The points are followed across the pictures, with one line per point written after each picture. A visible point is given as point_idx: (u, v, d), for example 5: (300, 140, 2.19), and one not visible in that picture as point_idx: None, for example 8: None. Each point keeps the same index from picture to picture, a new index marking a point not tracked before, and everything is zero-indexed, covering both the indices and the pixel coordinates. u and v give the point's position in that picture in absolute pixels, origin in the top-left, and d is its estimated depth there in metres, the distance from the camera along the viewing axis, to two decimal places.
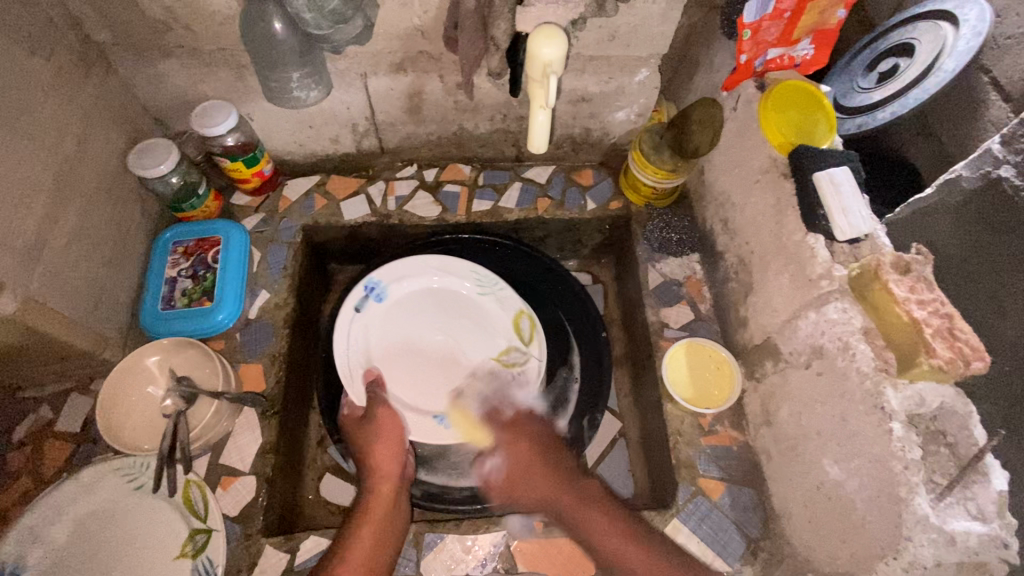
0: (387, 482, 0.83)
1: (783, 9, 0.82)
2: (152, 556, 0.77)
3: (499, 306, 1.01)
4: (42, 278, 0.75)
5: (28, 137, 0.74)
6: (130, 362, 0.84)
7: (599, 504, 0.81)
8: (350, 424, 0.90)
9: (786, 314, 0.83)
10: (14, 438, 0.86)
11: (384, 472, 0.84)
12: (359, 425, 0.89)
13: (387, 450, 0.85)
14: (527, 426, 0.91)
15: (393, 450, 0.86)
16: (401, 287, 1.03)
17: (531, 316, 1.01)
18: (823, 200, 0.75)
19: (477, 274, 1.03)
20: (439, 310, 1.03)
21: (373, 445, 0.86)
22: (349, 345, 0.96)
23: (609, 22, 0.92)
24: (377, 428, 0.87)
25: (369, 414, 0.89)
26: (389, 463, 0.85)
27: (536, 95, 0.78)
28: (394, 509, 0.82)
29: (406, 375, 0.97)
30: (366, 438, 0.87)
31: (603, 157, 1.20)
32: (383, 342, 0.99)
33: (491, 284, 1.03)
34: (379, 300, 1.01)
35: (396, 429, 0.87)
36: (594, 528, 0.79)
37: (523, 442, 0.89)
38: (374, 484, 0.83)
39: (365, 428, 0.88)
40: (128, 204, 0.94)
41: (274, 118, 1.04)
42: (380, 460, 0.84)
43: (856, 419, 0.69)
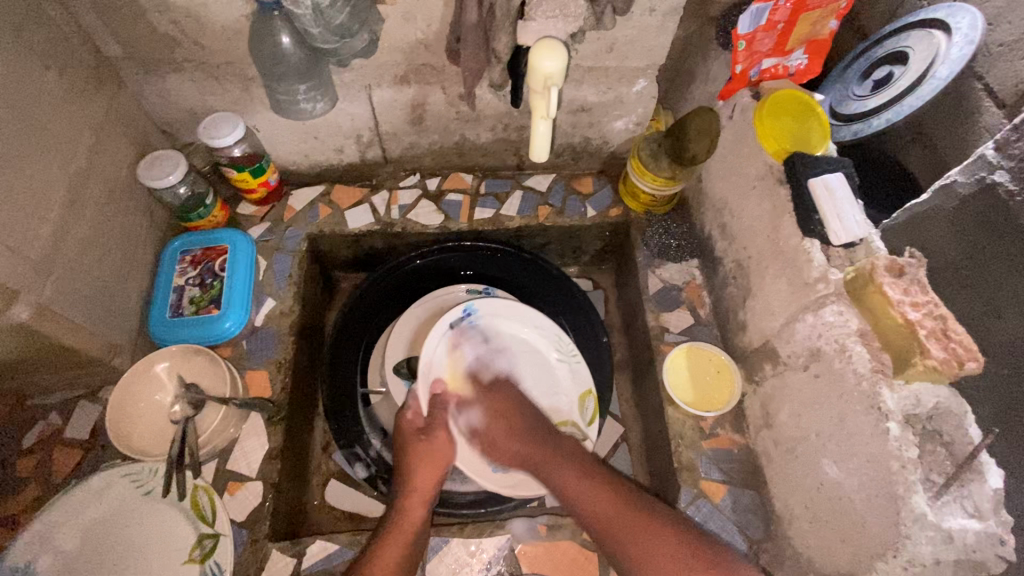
0: (420, 506, 0.83)
1: (777, 20, 0.84)
2: (161, 561, 0.78)
3: (569, 380, 0.99)
4: (54, 287, 0.77)
5: (43, 149, 0.76)
6: (140, 367, 0.86)
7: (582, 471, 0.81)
8: (404, 431, 0.89)
9: (784, 318, 0.85)
10: (24, 445, 0.87)
11: (420, 495, 0.83)
12: (414, 437, 0.88)
13: (428, 474, 0.85)
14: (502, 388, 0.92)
15: (436, 473, 0.85)
16: (496, 320, 0.98)
17: (595, 400, 0.99)
18: (818, 205, 0.78)
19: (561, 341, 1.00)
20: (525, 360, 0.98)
21: (418, 464, 0.85)
22: (437, 356, 0.92)
23: (607, 34, 0.94)
24: (429, 445, 0.86)
25: (430, 430, 0.88)
26: (427, 484, 0.84)
27: (537, 106, 0.81)
28: (422, 534, 0.81)
29: (469, 401, 0.93)
30: (412, 453, 0.86)
31: (602, 166, 1.22)
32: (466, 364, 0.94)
33: (570, 354, 1.01)
34: (473, 324, 0.97)
35: (447, 454, 0.87)
36: (592, 502, 0.78)
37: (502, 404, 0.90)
38: (407, 505, 0.82)
39: (419, 445, 0.86)
40: (138, 214, 0.96)
41: (280, 129, 1.06)
42: (421, 481, 0.84)
43: (854, 419, 0.71)
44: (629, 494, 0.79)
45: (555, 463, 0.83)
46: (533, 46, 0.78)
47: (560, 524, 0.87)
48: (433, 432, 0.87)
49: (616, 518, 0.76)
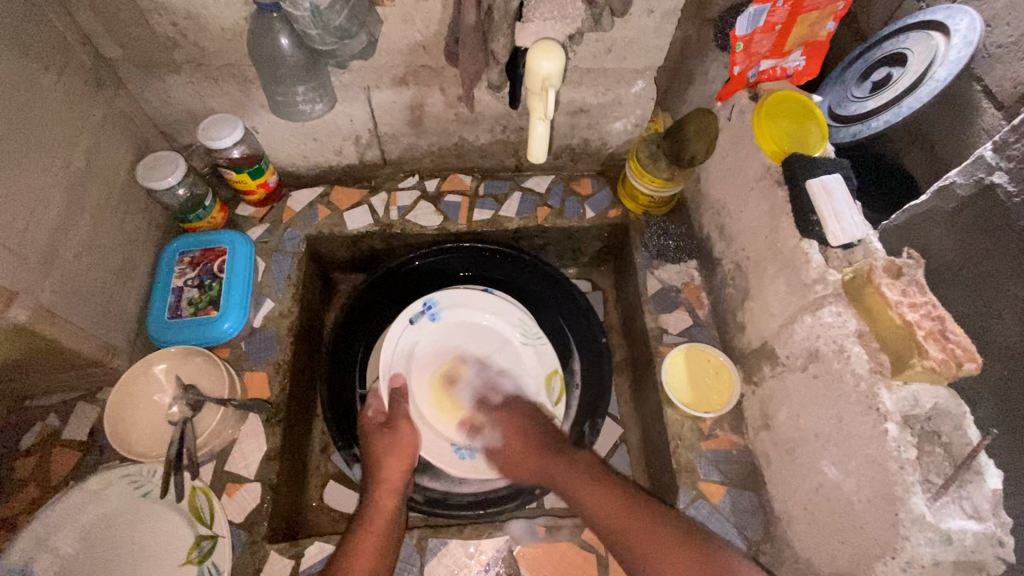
0: (390, 496, 0.83)
1: (775, 21, 0.84)
2: (158, 563, 0.78)
3: (536, 363, 1.04)
4: (53, 288, 0.77)
5: (42, 151, 0.76)
6: (138, 369, 0.86)
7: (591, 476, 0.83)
8: (368, 428, 0.92)
9: (782, 319, 0.85)
10: (22, 446, 0.87)
11: (390, 484, 0.84)
12: (378, 430, 0.91)
13: (395, 465, 0.86)
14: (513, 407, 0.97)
15: (404, 463, 0.87)
16: (454, 314, 1.06)
17: (562, 380, 1.03)
18: (817, 206, 0.77)
19: (524, 325, 1.06)
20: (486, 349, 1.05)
21: (386, 454, 0.87)
22: (396, 353, 1.01)
23: (605, 36, 0.95)
24: (393, 436, 0.90)
25: (392, 421, 0.92)
26: (397, 476, 0.85)
27: (536, 106, 0.80)
28: (395, 521, 0.80)
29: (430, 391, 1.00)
30: (379, 444, 0.89)
31: (601, 167, 1.22)
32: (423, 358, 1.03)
33: (535, 338, 1.05)
34: (434, 318, 1.05)
35: (412, 441, 0.90)
36: (602, 504, 0.78)
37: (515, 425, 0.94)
38: (377, 496, 0.82)
39: (384, 437, 0.90)
40: (137, 215, 0.96)
41: (278, 131, 1.06)
42: (388, 472, 0.85)
43: (852, 421, 0.71)
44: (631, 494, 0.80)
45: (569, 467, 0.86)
46: (531, 47, 0.78)
47: (559, 525, 0.87)
48: (397, 423, 0.91)
49: (624, 517, 0.76)
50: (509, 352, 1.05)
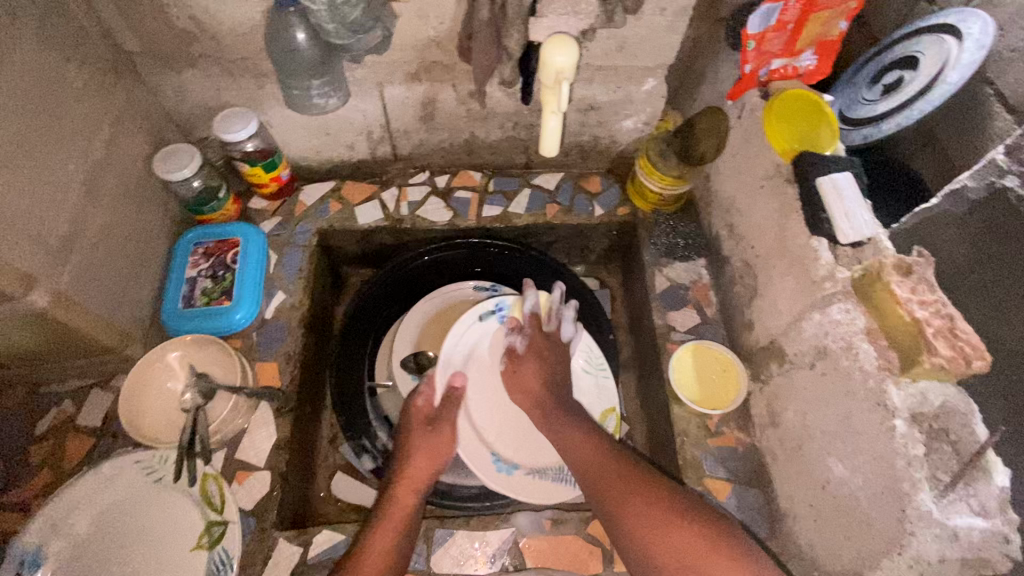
0: (411, 493, 0.83)
1: (787, 20, 0.85)
2: (170, 548, 0.79)
3: (596, 394, 1.00)
4: (71, 275, 0.78)
5: (62, 140, 0.78)
6: (153, 357, 0.87)
7: (583, 448, 0.82)
8: (412, 417, 0.91)
9: (790, 316, 0.85)
10: (38, 432, 0.89)
11: (415, 482, 0.84)
12: (421, 425, 0.89)
13: (423, 463, 0.85)
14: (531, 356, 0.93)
15: (432, 464, 0.86)
16: None
17: (618, 419, 0.99)
18: (827, 204, 0.77)
19: (590, 352, 1.02)
20: None
21: (416, 452, 0.86)
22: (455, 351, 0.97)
23: (617, 33, 0.95)
24: (435, 436, 0.88)
25: (437, 420, 0.89)
26: (420, 471, 0.85)
27: (548, 100, 0.80)
28: (414, 522, 0.81)
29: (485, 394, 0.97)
30: (417, 441, 0.88)
31: (611, 165, 1.23)
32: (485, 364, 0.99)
33: (598, 368, 1.02)
34: (501, 321, 1.00)
35: (447, 448, 0.87)
36: (593, 467, 0.80)
37: (525, 373, 0.92)
38: (400, 492, 0.83)
39: (423, 434, 0.88)
40: (153, 206, 0.97)
41: (292, 125, 1.07)
42: (415, 470, 0.85)
43: (860, 417, 0.71)
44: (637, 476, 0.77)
45: (564, 432, 0.85)
46: (543, 42, 0.79)
47: (565, 518, 0.88)
48: (440, 423, 0.89)
49: (615, 489, 0.77)
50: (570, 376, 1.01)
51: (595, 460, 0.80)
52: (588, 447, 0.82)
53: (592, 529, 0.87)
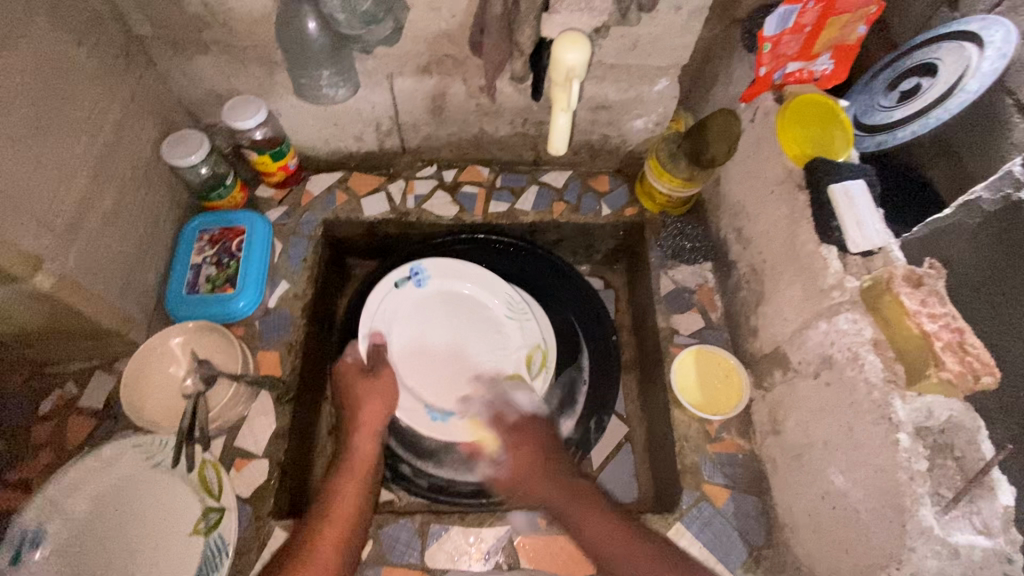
0: (371, 439, 0.86)
1: (804, 23, 0.84)
2: (168, 532, 0.80)
3: (522, 335, 1.05)
4: (77, 257, 0.78)
5: (72, 123, 0.77)
6: (156, 341, 0.88)
7: (596, 508, 0.79)
8: (347, 372, 0.94)
9: (796, 324, 0.84)
10: (41, 411, 0.90)
11: (371, 425, 0.87)
12: (358, 375, 0.93)
13: (376, 408, 0.89)
14: (534, 426, 0.92)
15: (385, 405, 0.90)
16: (440, 278, 1.09)
17: (544, 355, 1.04)
18: (838, 211, 0.76)
19: (510, 299, 1.08)
20: (461, 317, 1.08)
21: (367, 397, 0.90)
22: (377, 310, 1.03)
23: (631, 32, 0.94)
24: (376, 381, 0.92)
25: (375, 369, 0.94)
26: (377, 416, 0.88)
27: (558, 97, 0.79)
28: (375, 462, 0.85)
29: (416, 359, 1.03)
30: (362, 390, 0.91)
31: (619, 164, 1.22)
32: (404, 331, 1.05)
33: (521, 314, 1.07)
34: (421, 284, 1.08)
35: (394, 387, 0.93)
36: (593, 529, 0.77)
37: (528, 447, 0.90)
38: (358, 438, 0.85)
39: (365, 380, 0.92)
40: (160, 191, 0.97)
41: (302, 114, 1.07)
42: (368, 415, 0.88)
43: (863, 430, 0.70)
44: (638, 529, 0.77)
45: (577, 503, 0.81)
46: (556, 37, 0.77)
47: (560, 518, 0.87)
48: (380, 370, 0.93)
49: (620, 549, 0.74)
50: (488, 321, 1.07)
51: (590, 519, 0.78)
52: (590, 514, 0.79)
53: None
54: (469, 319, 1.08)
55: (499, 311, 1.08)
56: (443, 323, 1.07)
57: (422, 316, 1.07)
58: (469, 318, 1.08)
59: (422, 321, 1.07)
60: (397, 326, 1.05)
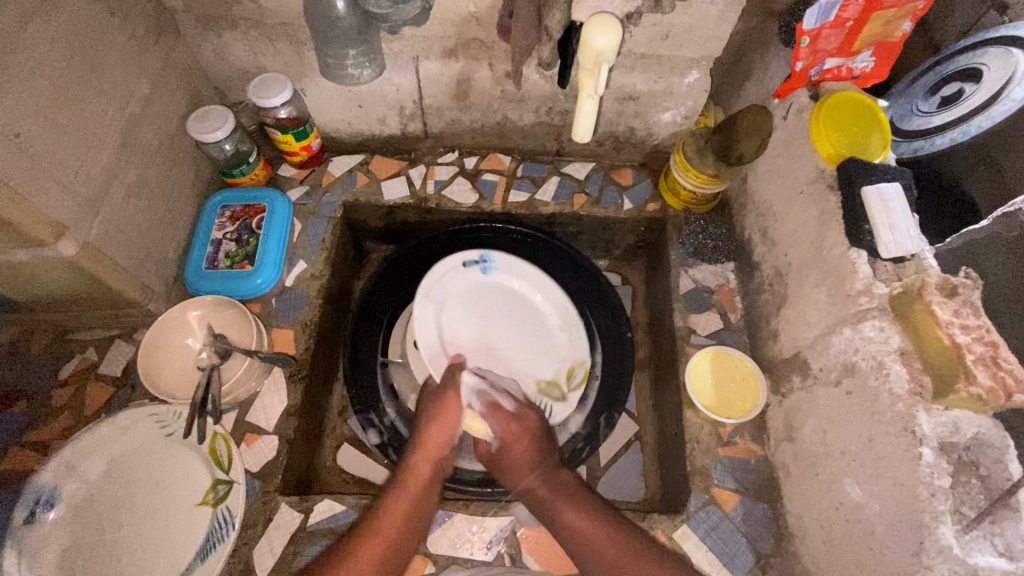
0: (427, 465, 0.80)
1: (846, 17, 0.81)
2: (177, 500, 0.82)
3: (569, 346, 1.05)
4: (101, 226, 0.79)
5: (101, 93, 0.78)
6: (173, 313, 0.88)
7: (579, 503, 0.76)
8: (428, 394, 0.88)
9: (819, 330, 0.81)
10: (61, 375, 0.92)
11: (432, 452, 0.81)
12: (433, 393, 0.88)
13: (441, 433, 0.82)
14: (531, 414, 0.86)
15: (447, 432, 0.83)
16: (499, 275, 1.07)
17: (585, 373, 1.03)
18: (871, 214, 0.74)
19: (568, 315, 1.06)
20: (514, 313, 1.06)
21: (432, 420, 0.83)
22: (440, 278, 1.01)
23: (664, 20, 0.91)
24: (446, 403, 0.84)
25: (445, 390, 0.87)
26: (440, 442, 0.82)
27: (585, 83, 0.77)
28: (429, 492, 0.77)
29: (463, 333, 1.01)
30: (433, 411, 0.84)
31: (644, 158, 1.20)
32: (454, 312, 1.01)
33: (573, 327, 1.06)
34: (485, 271, 1.06)
35: (458, 416, 0.84)
36: (573, 526, 0.74)
37: (521, 436, 0.83)
38: (416, 461, 0.79)
39: (434, 401, 0.85)
40: (184, 165, 0.98)
41: (327, 95, 1.07)
42: (435, 439, 0.82)
43: (884, 441, 0.67)
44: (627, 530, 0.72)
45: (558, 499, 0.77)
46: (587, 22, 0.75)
47: None
48: (449, 391, 0.86)
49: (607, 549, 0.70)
50: (537, 321, 1.07)
51: (570, 518, 0.74)
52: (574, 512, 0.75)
53: None
54: (518, 318, 1.06)
55: (553, 321, 1.06)
56: (491, 314, 1.05)
57: (476, 303, 1.04)
58: (520, 315, 1.06)
59: (472, 306, 1.03)
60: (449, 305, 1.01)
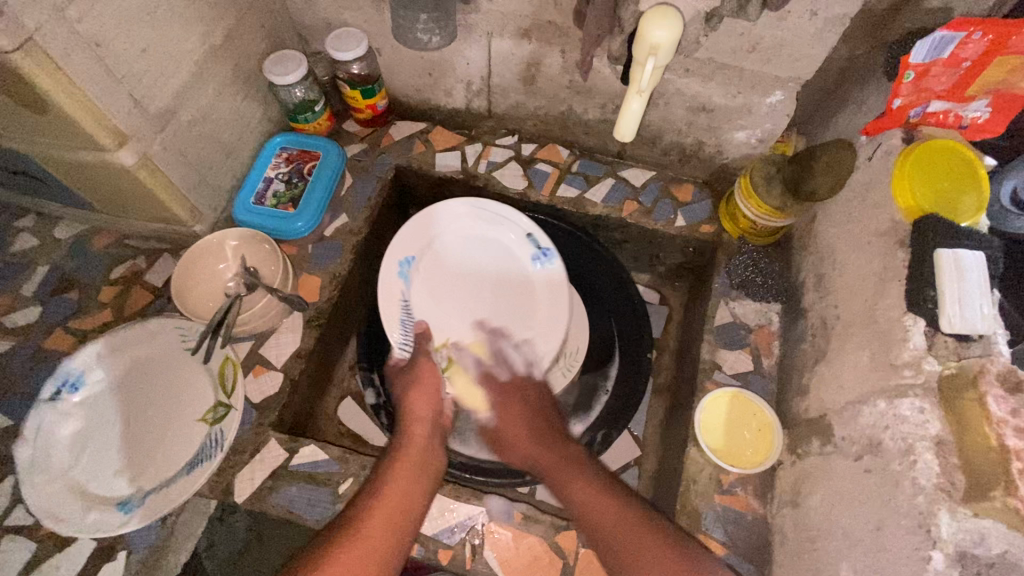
0: (420, 429, 0.84)
1: (963, 56, 0.72)
2: (180, 412, 0.86)
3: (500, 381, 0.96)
4: (162, 144, 0.84)
5: (186, 20, 0.82)
6: (214, 239, 0.93)
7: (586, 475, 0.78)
8: (392, 373, 0.93)
9: (851, 396, 0.73)
10: (112, 276, 1.00)
11: (419, 420, 0.85)
12: (400, 370, 0.91)
13: (422, 401, 0.87)
14: (530, 386, 0.91)
15: (430, 401, 0.87)
16: (542, 275, 1.01)
17: None
18: (939, 281, 0.64)
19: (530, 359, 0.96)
20: (505, 307, 1.00)
21: (411, 392, 0.88)
22: (485, 214, 1.03)
23: (753, 31, 0.84)
24: (418, 373, 0.89)
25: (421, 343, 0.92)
26: (425, 409, 0.86)
27: (634, 78, 0.71)
28: (424, 455, 0.81)
29: (452, 254, 1.03)
30: (405, 384, 0.89)
31: (709, 176, 1.13)
32: (468, 237, 1.05)
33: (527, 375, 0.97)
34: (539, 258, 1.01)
35: (433, 378, 0.88)
36: (593, 507, 0.74)
37: (517, 407, 0.89)
38: (408, 427, 0.84)
39: (404, 377, 0.90)
40: (254, 102, 1.03)
41: (400, 58, 1.08)
42: (418, 410, 0.86)
43: (893, 533, 0.60)
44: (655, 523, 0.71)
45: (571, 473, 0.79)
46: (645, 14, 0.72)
47: (537, 518, 0.84)
48: (417, 359, 0.90)
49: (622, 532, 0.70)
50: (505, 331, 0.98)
51: (590, 499, 0.75)
52: (584, 485, 0.77)
53: (559, 538, 0.82)
54: (509, 292, 1.02)
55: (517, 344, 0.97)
56: (489, 268, 1.03)
57: (487, 245, 1.04)
58: (501, 305, 1.01)
59: (483, 245, 1.04)
60: (461, 229, 1.05)
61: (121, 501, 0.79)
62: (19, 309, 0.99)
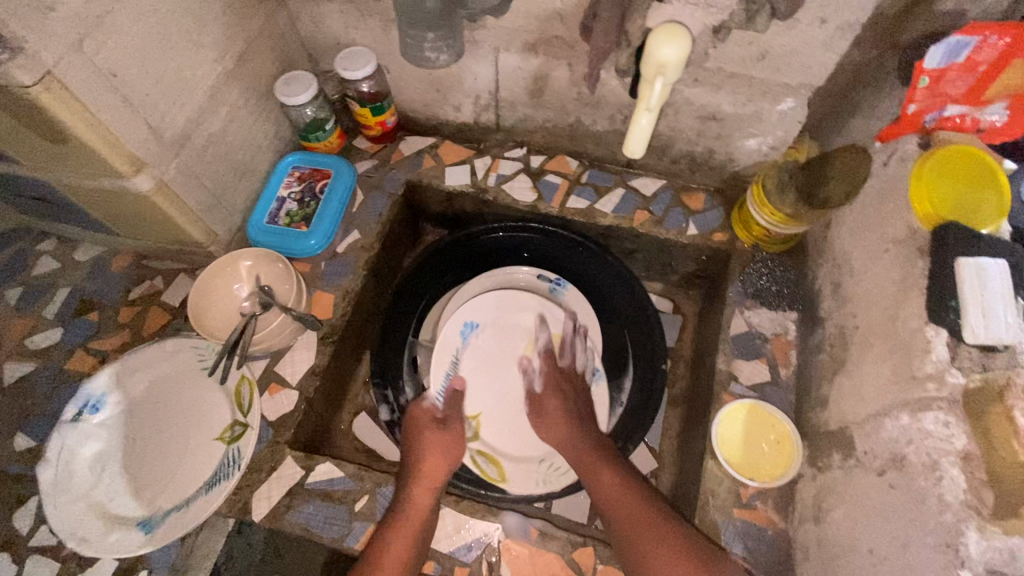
0: (427, 493, 0.83)
1: (979, 60, 0.71)
2: (197, 431, 0.88)
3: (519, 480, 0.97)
4: (177, 168, 0.86)
5: (199, 47, 0.84)
6: (228, 259, 0.94)
7: (616, 475, 0.86)
8: (417, 419, 0.96)
9: (872, 409, 0.72)
10: (130, 297, 1.02)
11: (428, 480, 0.85)
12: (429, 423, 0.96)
13: (436, 459, 0.89)
14: (576, 382, 1.03)
15: (447, 462, 0.90)
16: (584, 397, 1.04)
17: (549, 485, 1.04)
18: (961, 291, 0.62)
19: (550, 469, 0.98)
20: None
21: (428, 451, 0.90)
22: (551, 316, 1.08)
23: (761, 40, 0.84)
24: (446, 436, 0.94)
25: (447, 422, 0.97)
26: (436, 467, 0.88)
27: (644, 96, 0.71)
28: (429, 521, 0.80)
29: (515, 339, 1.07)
30: (428, 439, 0.92)
31: (720, 184, 1.12)
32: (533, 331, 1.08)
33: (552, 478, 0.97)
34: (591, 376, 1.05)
35: (457, 449, 0.92)
36: (615, 502, 0.82)
37: (560, 402, 0.98)
38: (416, 488, 0.84)
39: (430, 433, 0.94)
40: (266, 123, 1.04)
41: (408, 75, 1.09)
42: (429, 468, 0.87)
43: (920, 552, 0.58)
44: (669, 531, 0.76)
45: (599, 468, 0.87)
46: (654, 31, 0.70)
47: (553, 534, 0.83)
48: (449, 423, 0.97)
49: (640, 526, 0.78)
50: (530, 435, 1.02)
51: (616, 494, 0.83)
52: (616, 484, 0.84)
53: (576, 555, 0.82)
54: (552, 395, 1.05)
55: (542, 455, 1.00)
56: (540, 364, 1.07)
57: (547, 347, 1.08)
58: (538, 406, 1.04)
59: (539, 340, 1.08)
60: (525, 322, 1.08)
61: (140, 521, 0.81)
62: (41, 331, 1.01)
